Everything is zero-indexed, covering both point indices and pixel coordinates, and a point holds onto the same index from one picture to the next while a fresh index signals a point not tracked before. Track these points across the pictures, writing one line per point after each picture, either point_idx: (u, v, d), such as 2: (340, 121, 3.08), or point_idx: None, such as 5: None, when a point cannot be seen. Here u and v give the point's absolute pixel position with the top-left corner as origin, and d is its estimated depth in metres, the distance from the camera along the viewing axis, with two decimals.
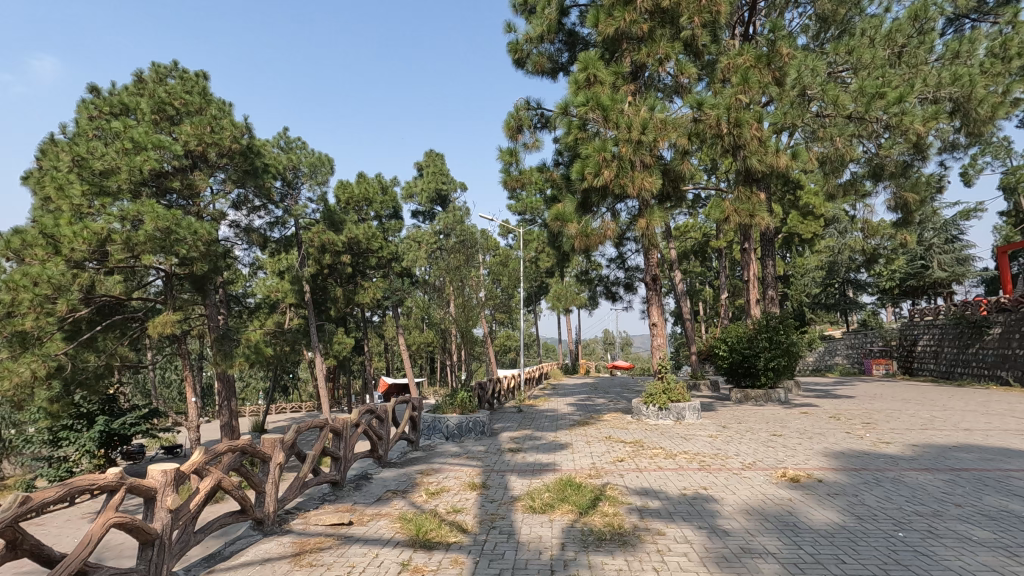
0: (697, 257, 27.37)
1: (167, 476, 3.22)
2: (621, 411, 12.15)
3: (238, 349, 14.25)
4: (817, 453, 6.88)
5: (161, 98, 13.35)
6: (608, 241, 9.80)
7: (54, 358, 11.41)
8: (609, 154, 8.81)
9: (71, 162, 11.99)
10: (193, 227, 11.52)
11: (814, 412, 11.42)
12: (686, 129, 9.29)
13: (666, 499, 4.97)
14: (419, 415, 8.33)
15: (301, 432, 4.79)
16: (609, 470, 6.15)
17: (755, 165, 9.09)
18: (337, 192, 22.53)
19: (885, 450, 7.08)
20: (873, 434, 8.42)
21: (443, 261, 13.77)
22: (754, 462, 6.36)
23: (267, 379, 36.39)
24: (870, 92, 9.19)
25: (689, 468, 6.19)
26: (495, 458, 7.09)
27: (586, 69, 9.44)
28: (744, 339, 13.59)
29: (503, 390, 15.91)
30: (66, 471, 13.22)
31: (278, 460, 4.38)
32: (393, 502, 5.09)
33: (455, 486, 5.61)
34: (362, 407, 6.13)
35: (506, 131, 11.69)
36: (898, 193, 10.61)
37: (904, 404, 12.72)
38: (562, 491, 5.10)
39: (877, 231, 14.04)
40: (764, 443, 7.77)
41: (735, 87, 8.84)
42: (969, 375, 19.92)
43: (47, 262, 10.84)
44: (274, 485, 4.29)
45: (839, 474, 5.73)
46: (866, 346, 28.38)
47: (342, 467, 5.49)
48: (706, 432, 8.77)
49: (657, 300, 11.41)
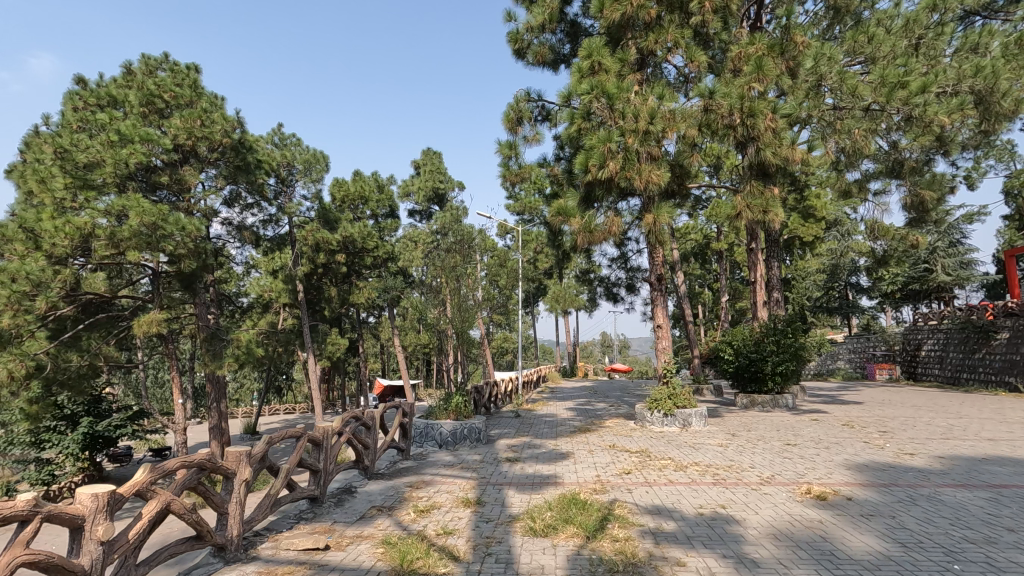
0: (698, 259, 26.93)
1: (100, 502, 2.68)
2: (623, 417, 11.63)
3: (227, 349, 13.65)
4: (839, 465, 6.39)
5: (150, 90, 12.85)
6: (613, 238, 9.26)
7: (34, 358, 10.84)
8: (614, 146, 8.33)
9: (54, 154, 11.48)
10: (181, 223, 11.01)
11: (824, 419, 10.92)
12: (696, 120, 8.74)
13: (682, 520, 4.45)
14: (411, 421, 7.81)
15: (273, 443, 4.22)
16: (615, 485, 5.63)
17: (770, 158, 8.55)
18: (332, 190, 21.99)
19: (911, 463, 6.59)
20: (893, 444, 7.92)
21: (439, 260, 13.22)
22: (773, 476, 5.85)
23: (261, 380, 35.77)
24: (891, 82, 8.60)
25: (703, 482, 5.70)
26: (492, 469, 6.57)
27: (590, 57, 8.97)
28: (751, 343, 13.11)
29: (500, 394, 15.43)
30: (49, 475, 12.56)
31: (244, 476, 3.81)
32: (378, 521, 4.56)
33: (447, 502, 5.08)
34: (345, 414, 5.58)
35: (505, 123, 11.17)
36: (914, 192, 10.15)
37: (916, 411, 12.21)
38: (565, 510, 4.58)
39: (887, 232, 13.60)
40: (778, 453, 7.26)
41: (749, 75, 8.39)
42: (976, 380, 19.48)
43: (27, 257, 10.32)
44: (236, 505, 3.73)
45: (867, 491, 5.22)
46: (869, 350, 27.98)
47: (322, 481, 4.96)
48: (715, 441, 8.30)
49: (662, 301, 10.89)
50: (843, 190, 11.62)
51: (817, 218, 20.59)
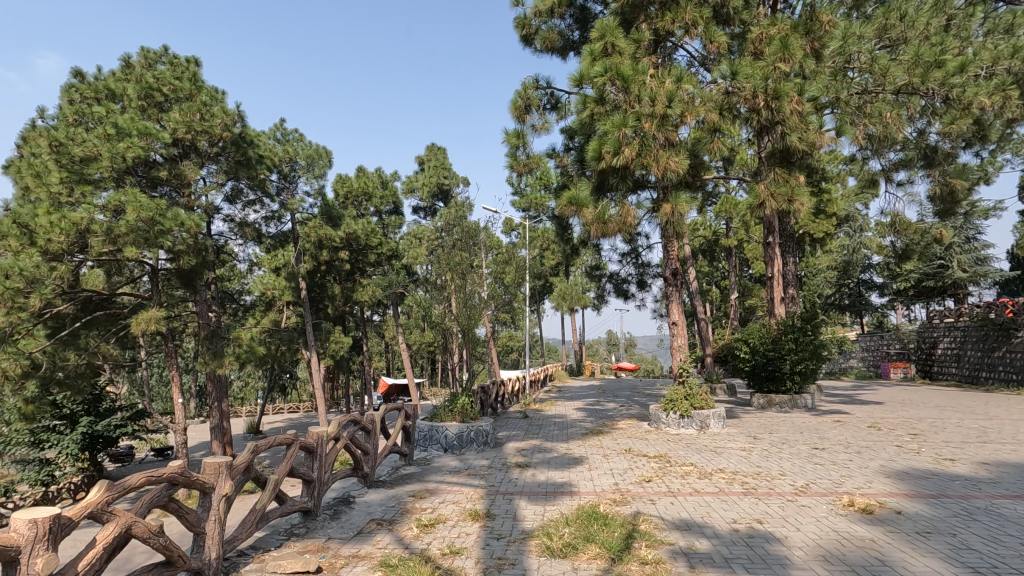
0: (706, 256, 26.45)
1: (38, 530, 2.26)
2: (636, 419, 11.13)
3: (228, 348, 13.15)
4: (877, 473, 5.90)
5: (149, 83, 12.42)
6: (626, 231, 8.73)
7: (29, 356, 10.45)
8: (629, 132, 7.85)
9: (50, 147, 11.05)
10: (179, 218, 10.53)
11: (849, 420, 10.44)
12: (718, 103, 8.27)
13: (717, 537, 3.98)
14: (414, 423, 7.33)
15: (259, 451, 3.74)
16: (636, 495, 5.16)
17: (795, 144, 8.04)
18: (336, 186, 21.29)
19: (954, 470, 6.09)
20: (929, 448, 7.41)
21: (445, 256, 12.68)
22: (808, 486, 5.37)
23: (265, 379, 35.42)
24: (927, 62, 8.07)
25: (732, 492, 5.23)
26: (501, 476, 6.11)
27: (603, 37, 8.48)
28: (768, 340, 12.57)
29: (506, 393, 14.97)
30: (49, 476, 12.18)
31: (224, 491, 3.33)
32: (377, 537, 4.12)
33: (453, 515, 4.62)
34: (342, 419, 5.13)
35: (513, 111, 10.70)
36: (943, 181, 9.65)
37: (942, 412, 11.67)
38: (586, 527, 4.12)
39: (910, 225, 13.05)
40: (808, 459, 6.76)
41: (773, 56, 7.90)
42: (996, 380, 18.87)
43: (21, 253, 9.88)
44: (214, 524, 3.28)
45: (917, 503, 4.73)
46: (882, 348, 27.31)
47: (315, 492, 4.51)
48: (738, 444, 7.83)
49: (678, 297, 10.41)
50: (866, 181, 11.14)
51: (827, 214, 20.00)
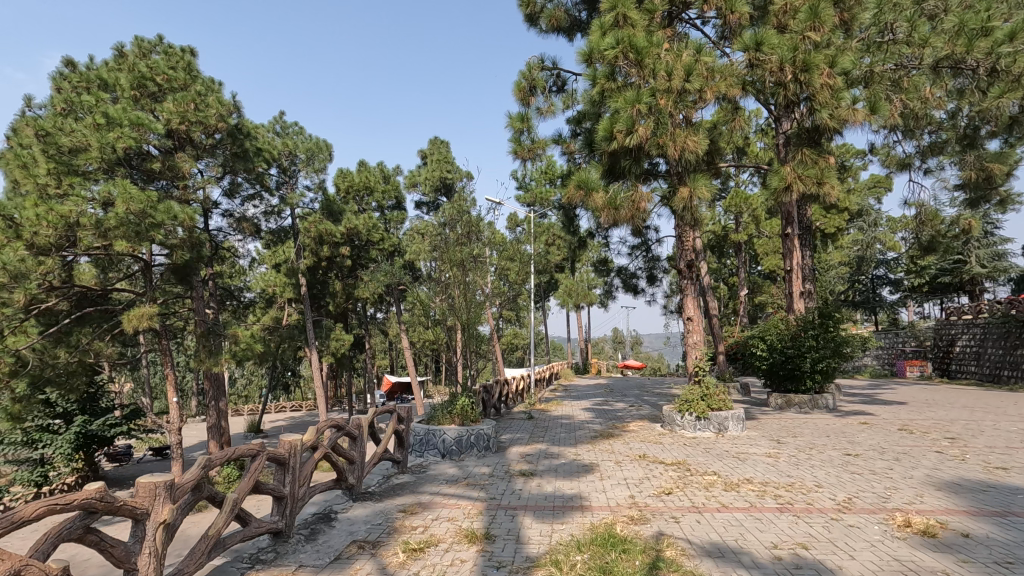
0: (716, 253, 25.72)
1: None
2: (648, 420, 10.51)
3: (224, 345, 12.55)
4: (925, 484, 5.26)
5: (142, 72, 11.69)
6: (639, 217, 8.02)
7: (14, 354, 9.95)
8: (644, 108, 7.20)
9: (37, 138, 10.45)
10: (172, 211, 9.91)
11: (877, 422, 9.77)
12: (738, 79, 7.73)
13: (758, 567, 3.36)
14: (409, 426, 6.71)
15: (210, 466, 3.12)
16: (656, 510, 4.53)
17: (825, 121, 7.41)
18: (337, 181, 20.80)
19: (1009, 480, 5.43)
20: (974, 455, 6.72)
21: (446, 251, 11.97)
22: (851, 501, 4.72)
23: (268, 377, 34.88)
24: (971, 30, 7.42)
25: (766, 507, 4.60)
26: (502, 487, 5.49)
27: (614, 9, 7.79)
28: (786, 338, 11.88)
29: (511, 393, 14.33)
30: (42, 476, 11.52)
31: (162, 517, 2.72)
32: (357, 563, 3.54)
33: (447, 536, 4.01)
34: (322, 424, 4.52)
35: (517, 93, 10.04)
36: (979, 166, 8.88)
37: (974, 413, 10.94)
38: (601, 554, 3.49)
39: (935, 216, 12.26)
40: (843, 467, 6.10)
41: (801, 25, 7.25)
42: (1018, 379, 18.07)
43: (5, 246, 9.03)
44: (148, 558, 2.67)
45: (984, 524, 4.08)
46: (898, 346, 26.49)
47: (288, 509, 3.92)
48: (763, 450, 7.18)
49: (693, 291, 9.75)
50: (893, 167, 10.45)
51: (841, 209, 19.33)
